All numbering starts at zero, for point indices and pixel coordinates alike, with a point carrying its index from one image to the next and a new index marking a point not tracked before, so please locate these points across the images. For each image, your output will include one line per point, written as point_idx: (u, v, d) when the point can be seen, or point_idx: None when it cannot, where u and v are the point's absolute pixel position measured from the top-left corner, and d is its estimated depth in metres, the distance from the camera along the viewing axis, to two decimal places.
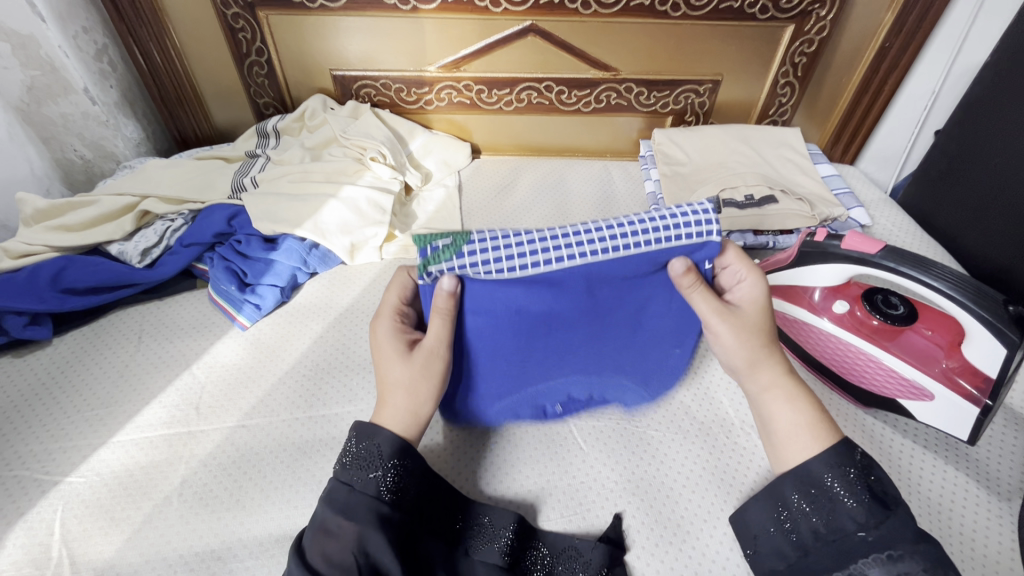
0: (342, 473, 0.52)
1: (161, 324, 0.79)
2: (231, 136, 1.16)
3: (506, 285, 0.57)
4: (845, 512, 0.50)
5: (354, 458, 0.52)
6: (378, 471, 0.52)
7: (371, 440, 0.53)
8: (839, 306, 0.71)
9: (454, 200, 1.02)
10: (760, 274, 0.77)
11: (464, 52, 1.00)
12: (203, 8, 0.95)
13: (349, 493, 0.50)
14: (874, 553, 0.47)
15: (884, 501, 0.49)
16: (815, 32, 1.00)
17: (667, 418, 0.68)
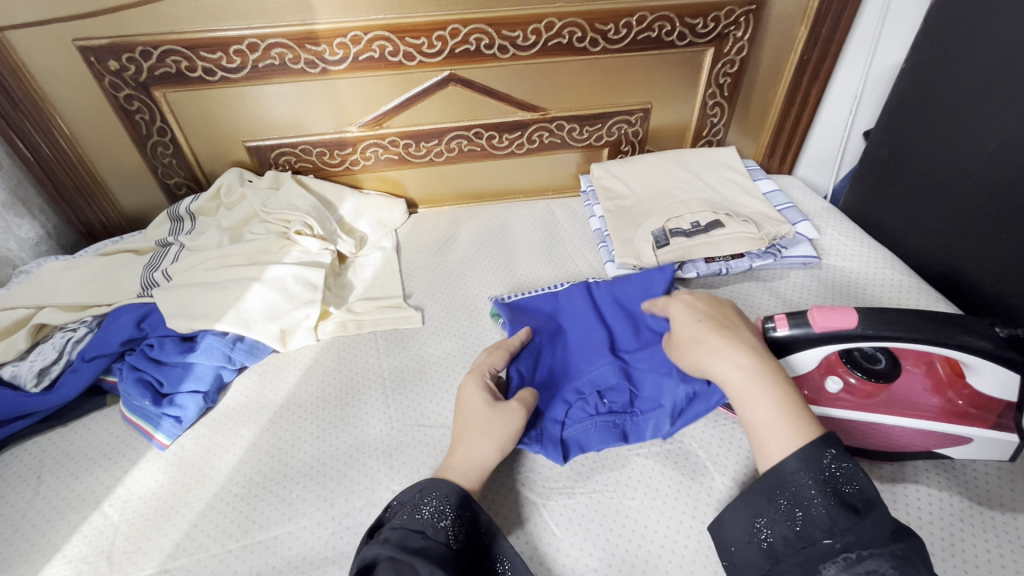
0: (411, 521, 0.52)
1: (65, 457, 0.69)
2: (144, 221, 1.07)
3: (531, 300, 0.83)
4: (810, 513, 0.47)
5: (419, 509, 0.53)
6: (444, 521, 0.52)
7: (442, 493, 0.54)
8: (833, 384, 0.64)
9: (393, 262, 0.96)
10: None
11: (384, 108, 0.95)
12: (91, 93, 0.87)
13: (420, 540, 0.50)
14: (841, 559, 0.44)
15: (850, 504, 0.46)
16: (735, 53, 0.99)
17: (639, 480, 0.63)
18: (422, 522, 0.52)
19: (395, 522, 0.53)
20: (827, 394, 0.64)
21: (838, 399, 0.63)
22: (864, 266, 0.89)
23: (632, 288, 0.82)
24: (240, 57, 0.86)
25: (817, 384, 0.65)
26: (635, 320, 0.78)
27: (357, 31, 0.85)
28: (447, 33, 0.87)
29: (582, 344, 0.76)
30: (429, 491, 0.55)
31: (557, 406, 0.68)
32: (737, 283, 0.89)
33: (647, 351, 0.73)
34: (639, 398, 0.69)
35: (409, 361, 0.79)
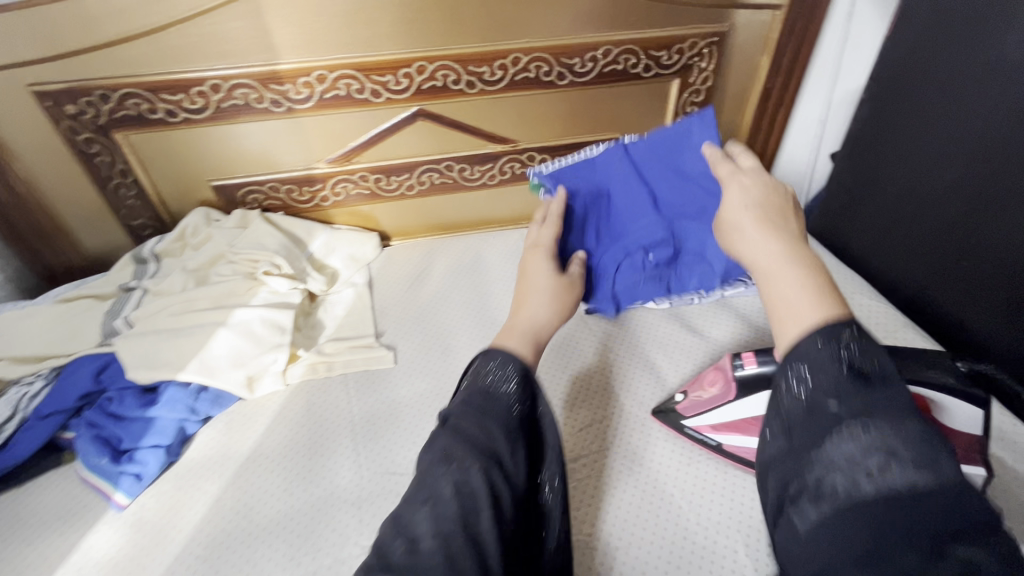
0: (477, 390, 0.54)
1: (18, 522, 0.66)
2: (109, 262, 1.04)
3: (568, 166, 0.79)
4: (815, 383, 0.42)
5: (488, 379, 0.55)
6: (524, 405, 0.54)
7: (516, 372, 0.56)
8: None
9: (365, 299, 0.94)
10: (701, 412, 0.68)
11: (352, 144, 0.95)
12: (48, 137, 0.85)
13: (482, 401, 0.52)
14: (851, 429, 0.38)
15: (859, 373, 0.41)
16: (700, 83, 1.00)
17: (642, 489, 0.66)
18: (496, 395, 0.54)
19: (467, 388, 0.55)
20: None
21: None
22: None
23: (667, 140, 0.75)
24: (203, 98, 0.84)
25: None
26: (676, 171, 0.75)
27: (322, 70, 0.85)
28: (413, 70, 0.87)
29: (629, 216, 0.79)
30: (505, 365, 0.57)
31: (608, 262, 0.79)
32: (709, 313, 0.89)
33: (681, 214, 0.78)
34: (681, 253, 0.81)
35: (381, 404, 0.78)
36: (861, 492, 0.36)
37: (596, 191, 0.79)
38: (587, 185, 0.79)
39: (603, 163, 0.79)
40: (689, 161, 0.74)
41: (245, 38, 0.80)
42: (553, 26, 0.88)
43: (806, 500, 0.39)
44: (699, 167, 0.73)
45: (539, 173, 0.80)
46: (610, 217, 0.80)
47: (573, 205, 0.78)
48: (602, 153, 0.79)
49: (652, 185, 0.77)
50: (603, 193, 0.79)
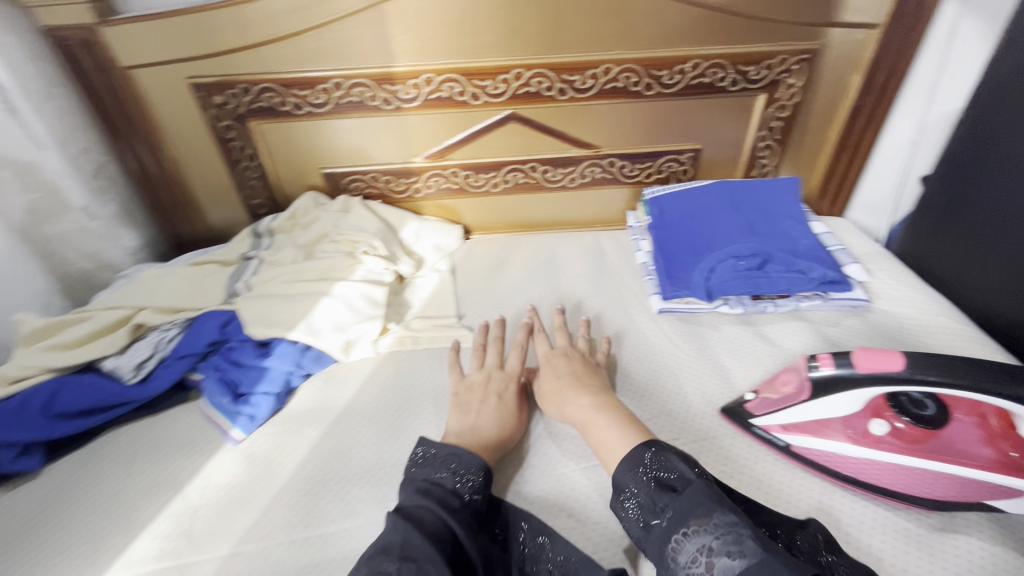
0: (437, 482, 0.60)
1: (152, 443, 0.77)
2: (227, 235, 1.18)
3: (679, 193, 1.05)
4: (642, 505, 0.55)
5: (445, 475, 0.60)
6: (473, 497, 0.59)
7: (470, 469, 0.61)
8: (878, 427, 0.65)
9: (447, 283, 1.02)
10: (771, 413, 0.70)
11: (448, 142, 1.03)
12: (195, 121, 0.98)
13: (448, 495, 0.58)
14: (680, 535, 0.50)
15: (672, 486, 0.54)
16: (787, 98, 1.02)
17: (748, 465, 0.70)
18: (455, 490, 0.59)
19: (429, 479, 0.60)
20: (871, 436, 0.65)
21: (880, 442, 0.64)
22: (915, 312, 0.89)
23: (745, 188, 1.03)
24: (325, 94, 0.96)
25: (861, 426, 0.66)
26: (745, 211, 1.00)
27: (430, 73, 0.94)
28: (511, 76, 0.95)
29: (721, 231, 0.97)
30: (461, 464, 0.62)
31: (705, 264, 0.93)
32: (783, 321, 0.90)
33: (765, 240, 0.95)
34: (768, 263, 0.92)
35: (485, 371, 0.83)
36: None
37: (700, 210, 1.01)
38: (699, 206, 1.02)
39: (707, 191, 1.04)
40: (770, 210, 1.00)
41: (367, 41, 0.91)
42: (644, 39, 0.93)
43: None
44: (769, 215, 0.99)
45: (651, 196, 1.07)
46: (705, 232, 0.98)
47: (694, 223, 1.00)
48: (708, 186, 1.04)
49: (734, 212, 1.00)
50: (706, 210, 1.01)
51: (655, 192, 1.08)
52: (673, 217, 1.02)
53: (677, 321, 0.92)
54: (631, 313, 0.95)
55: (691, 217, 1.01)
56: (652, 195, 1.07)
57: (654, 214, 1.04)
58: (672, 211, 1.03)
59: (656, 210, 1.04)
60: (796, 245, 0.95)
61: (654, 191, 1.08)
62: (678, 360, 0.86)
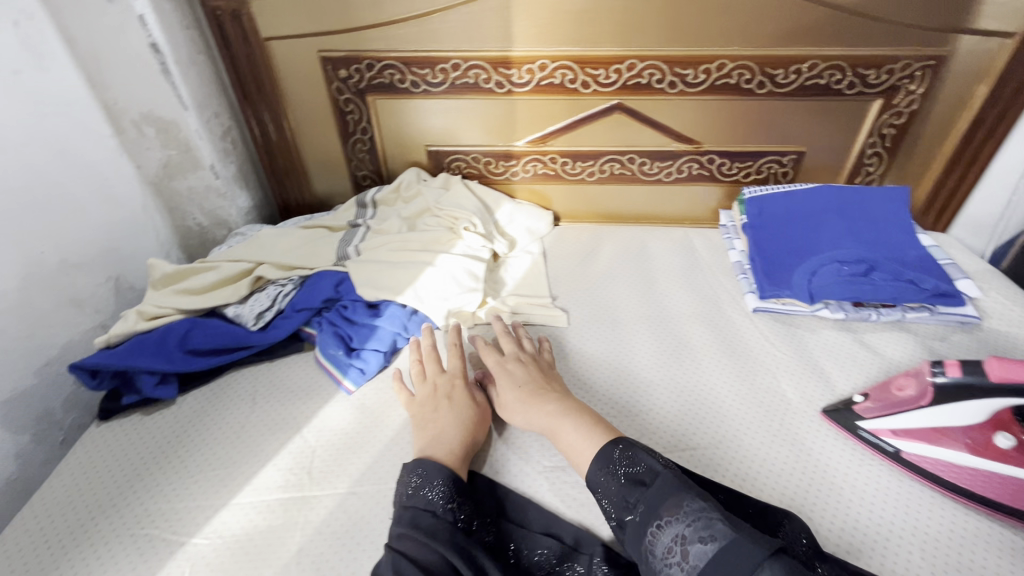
0: (417, 500, 0.60)
1: (273, 385, 0.83)
2: (328, 204, 1.24)
3: (779, 194, 1.04)
4: (619, 502, 0.57)
5: (425, 490, 0.61)
6: (449, 506, 0.60)
7: (437, 479, 0.62)
8: (1004, 440, 0.62)
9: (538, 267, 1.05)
10: (883, 416, 0.69)
11: (552, 128, 1.06)
12: (318, 93, 1.05)
13: (431, 520, 0.58)
14: (656, 530, 0.52)
15: (640, 480, 0.57)
16: (905, 105, 0.99)
17: (848, 459, 0.71)
18: (430, 502, 0.60)
19: (405, 500, 0.61)
20: (994, 449, 0.63)
21: (1007, 457, 0.62)
22: None
23: (852, 193, 1.00)
24: (443, 74, 1.00)
25: (983, 438, 0.64)
26: (850, 216, 0.98)
27: (546, 60, 0.97)
28: (624, 66, 0.96)
29: (824, 235, 0.96)
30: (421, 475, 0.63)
31: (806, 267, 0.92)
32: (885, 331, 0.89)
33: (871, 247, 0.93)
34: (874, 271, 0.90)
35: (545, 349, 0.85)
36: None
37: (802, 213, 1.00)
38: (800, 209, 1.00)
39: (810, 194, 1.02)
40: (877, 217, 0.97)
41: (490, 25, 0.94)
42: (763, 36, 0.92)
43: None
44: (876, 222, 0.97)
45: (750, 195, 1.06)
46: (806, 235, 0.97)
47: (794, 225, 0.99)
48: (811, 189, 1.02)
49: (838, 217, 0.98)
50: (808, 213, 0.99)
51: (754, 191, 1.07)
52: (772, 217, 1.01)
53: (772, 320, 0.92)
54: (725, 309, 0.95)
55: (791, 219, 1.00)
56: (750, 195, 1.06)
57: (751, 213, 1.03)
58: (771, 211, 1.02)
59: (755, 209, 1.03)
60: (904, 255, 0.92)
61: (753, 191, 1.07)
62: (771, 351, 0.87)
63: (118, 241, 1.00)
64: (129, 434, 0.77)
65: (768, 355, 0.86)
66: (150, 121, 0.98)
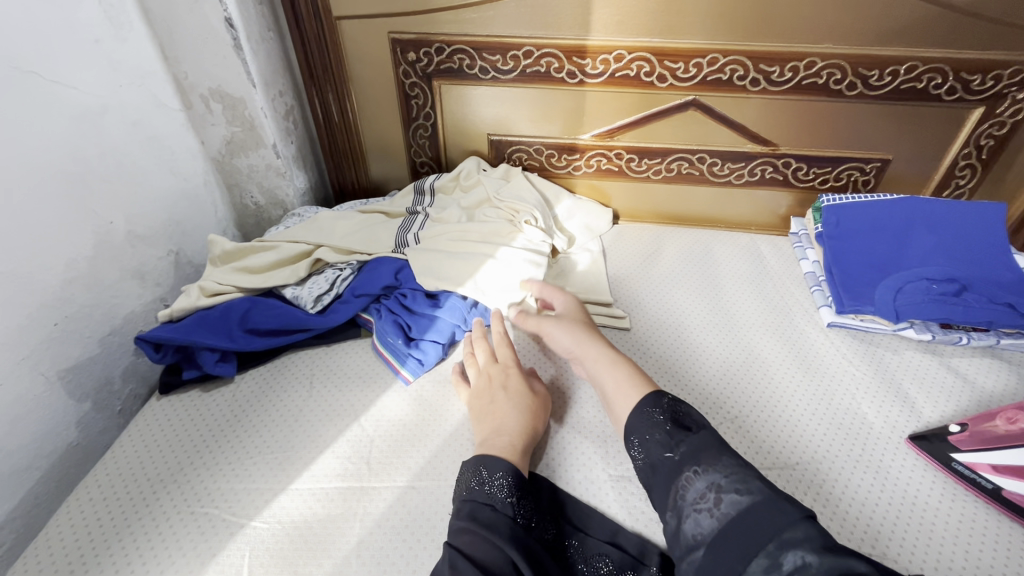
0: (478, 494, 0.58)
1: (331, 371, 0.82)
2: (383, 190, 1.23)
3: (860, 203, 0.98)
4: (656, 444, 0.58)
5: (487, 485, 0.59)
6: (510, 499, 0.58)
7: (499, 472, 0.60)
8: None
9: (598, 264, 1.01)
10: (984, 450, 0.64)
11: (620, 122, 1.02)
12: (384, 76, 1.03)
13: (490, 514, 0.56)
14: (686, 476, 0.53)
15: (685, 426, 0.58)
16: (1009, 115, 0.92)
17: (940, 494, 0.66)
18: (489, 496, 0.58)
19: (467, 492, 0.59)
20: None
21: None
22: None
23: (943, 206, 0.93)
24: (514, 61, 0.97)
25: None
26: (940, 231, 0.91)
27: (623, 50, 0.93)
28: (705, 60, 0.92)
29: (910, 250, 0.90)
30: (486, 468, 0.60)
31: (891, 282, 0.86)
32: (974, 357, 0.83)
33: (963, 265, 0.87)
34: (967, 292, 0.84)
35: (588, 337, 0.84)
36: (706, 524, 0.49)
37: (886, 224, 0.94)
38: (884, 220, 0.94)
39: (896, 204, 0.95)
40: (971, 232, 0.90)
41: (568, 12, 0.91)
42: (859, 34, 0.87)
43: (676, 538, 0.52)
44: (970, 239, 0.90)
45: (827, 203, 1.00)
46: (890, 248, 0.91)
47: (877, 237, 0.93)
48: (897, 200, 0.96)
49: (927, 231, 0.91)
50: (892, 225, 0.93)
51: (832, 199, 1.01)
52: (852, 228, 0.95)
53: (849, 337, 0.87)
54: (798, 322, 0.90)
55: (873, 231, 0.94)
56: (828, 202, 1.01)
57: (829, 222, 0.97)
58: (851, 221, 0.96)
59: (833, 218, 0.97)
60: (999, 277, 0.85)
61: (831, 198, 1.01)
62: (849, 370, 0.81)
63: (180, 215, 1.01)
64: (188, 409, 0.77)
65: (847, 375, 0.81)
66: (216, 96, 0.98)
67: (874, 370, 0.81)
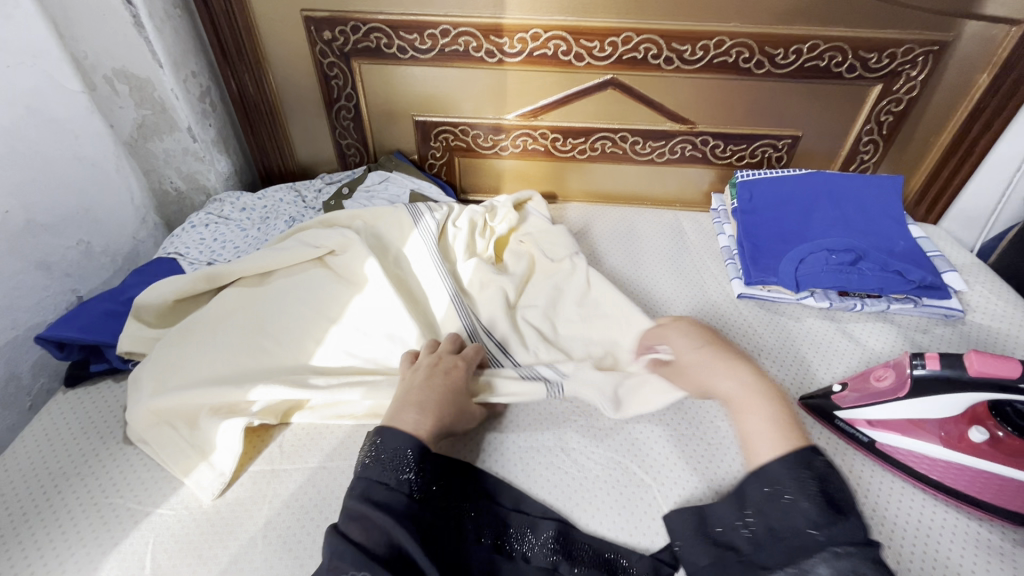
0: (372, 471, 0.54)
1: None
2: (310, 173, 1.21)
3: (773, 178, 1.02)
4: (799, 512, 0.50)
5: (381, 460, 0.55)
6: (405, 473, 0.55)
7: (396, 446, 0.56)
8: (977, 433, 0.63)
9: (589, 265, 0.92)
10: (860, 405, 0.69)
11: (543, 102, 1.02)
12: (302, 56, 1.01)
13: (384, 493, 0.53)
14: (828, 553, 0.47)
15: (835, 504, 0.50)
16: (904, 92, 0.97)
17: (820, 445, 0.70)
18: (382, 474, 0.54)
19: (360, 469, 0.55)
20: (967, 442, 0.63)
21: (974, 449, 0.63)
22: (1015, 329, 0.85)
23: (846, 179, 0.98)
24: (432, 40, 0.96)
25: (957, 431, 0.64)
26: (842, 203, 0.96)
27: (538, 29, 0.93)
28: (620, 39, 0.93)
29: (814, 223, 0.95)
30: (384, 443, 0.57)
31: (795, 253, 0.91)
32: (869, 321, 0.88)
33: (860, 235, 0.92)
34: (861, 261, 0.89)
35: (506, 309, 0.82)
36: None
37: (795, 198, 0.98)
38: (794, 194, 0.99)
39: (807, 180, 0.99)
40: (869, 204, 0.96)
41: None
42: (764, 14, 0.89)
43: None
44: (869, 210, 0.95)
45: (742, 179, 1.04)
46: (795, 222, 0.96)
47: (786, 211, 0.97)
48: (806, 175, 1.00)
49: (831, 203, 0.96)
50: (800, 199, 0.98)
51: (747, 175, 1.05)
52: (764, 203, 0.99)
53: (756, 306, 0.91)
54: (711, 294, 0.94)
55: (782, 206, 0.98)
56: (744, 178, 1.05)
57: (744, 198, 1.01)
58: (765, 198, 1.00)
59: (748, 194, 1.01)
60: (893, 246, 0.91)
61: (746, 174, 1.05)
62: (755, 336, 0.86)
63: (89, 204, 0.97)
64: (96, 400, 0.76)
65: (752, 340, 0.85)
66: (120, 77, 0.93)
67: (776, 336, 0.86)
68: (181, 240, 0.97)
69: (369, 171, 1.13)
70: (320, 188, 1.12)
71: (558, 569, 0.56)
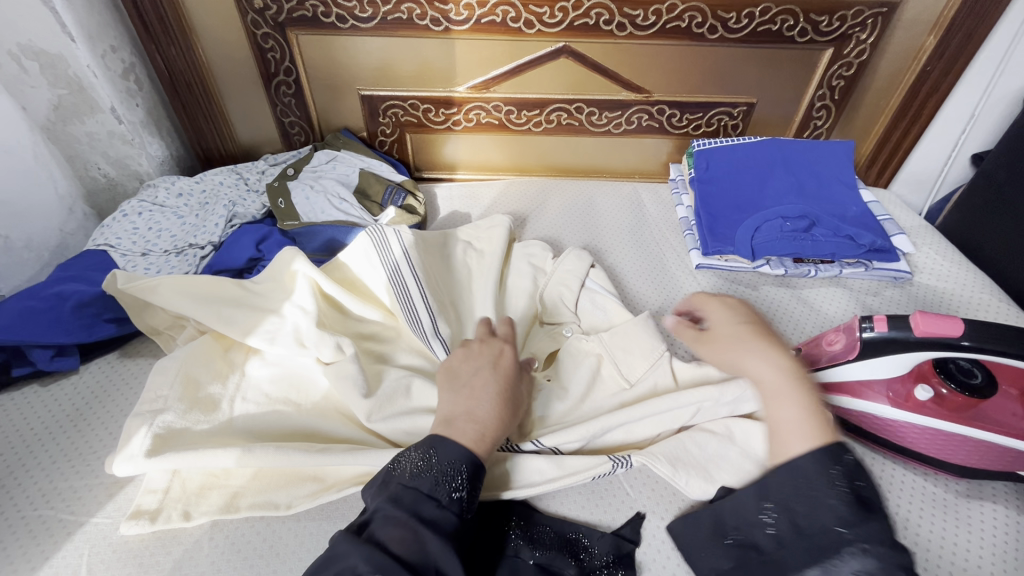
0: (418, 480, 0.50)
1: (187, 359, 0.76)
2: (254, 154, 1.15)
3: (728, 146, 1.01)
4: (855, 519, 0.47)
5: (430, 471, 0.50)
6: (457, 492, 0.50)
7: (453, 461, 0.51)
8: (922, 392, 0.64)
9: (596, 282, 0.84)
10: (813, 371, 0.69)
11: (495, 72, 0.98)
12: (233, 27, 0.95)
13: (432, 510, 0.48)
14: None
15: None
16: (854, 55, 0.96)
17: None
18: (433, 487, 0.49)
19: (405, 479, 0.50)
20: (913, 401, 0.64)
21: (921, 407, 0.64)
22: (957, 287, 0.87)
23: (800, 145, 0.98)
24: (372, 7, 0.90)
25: (903, 390, 0.65)
26: (795, 169, 0.96)
27: None
28: (570, 5, 0.89)
29: (769, 191, 0.94)
30: (440, 454, 0.51)
31: (753, 222, 0.91)
32: (822, 286, 0.89)
33: (814, 202, 0.93)
34: (814, 227, 0.90)
35: (463, 290, 0.79)
36: None
37: (750, 166, 0.98)
38: (750, 162, 0.98)
39: (762, 147, 0.99)
40: (821, 170, 0.96)
41: None
42: None
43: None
44: (821, 176, 0.95)
45: (697, 148, 1.03)
46: (751, 189, 0.95)
47: (742, 180, 0.97)
48: (761, 143, 0.99)
49: (785, 170, 0.96)
50: (756, 166, 0.97)
51: (702, 144, 1.04)
52: (720, 171, 0.99)
53: (714, 276, 0.91)
54: (669, 266, 0.94)
55: (738, 173, 0.98)
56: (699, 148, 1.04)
57: (700, 167, 1.00)
58: (721, 167, 0.99)
59: (705, 164, 1.00)
60: (845, 211, 0.92)
61: (702, 143, 1.04)
62: None
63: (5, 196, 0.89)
64: (23, 406, 0.71)
65: None
66: (25, 53, 0.84)
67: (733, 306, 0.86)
68: (109, 231, 0.89)
69: (315, 150, 1.07)
70: (263, 170, 1.06)
71: (519, 554, 0.55)
